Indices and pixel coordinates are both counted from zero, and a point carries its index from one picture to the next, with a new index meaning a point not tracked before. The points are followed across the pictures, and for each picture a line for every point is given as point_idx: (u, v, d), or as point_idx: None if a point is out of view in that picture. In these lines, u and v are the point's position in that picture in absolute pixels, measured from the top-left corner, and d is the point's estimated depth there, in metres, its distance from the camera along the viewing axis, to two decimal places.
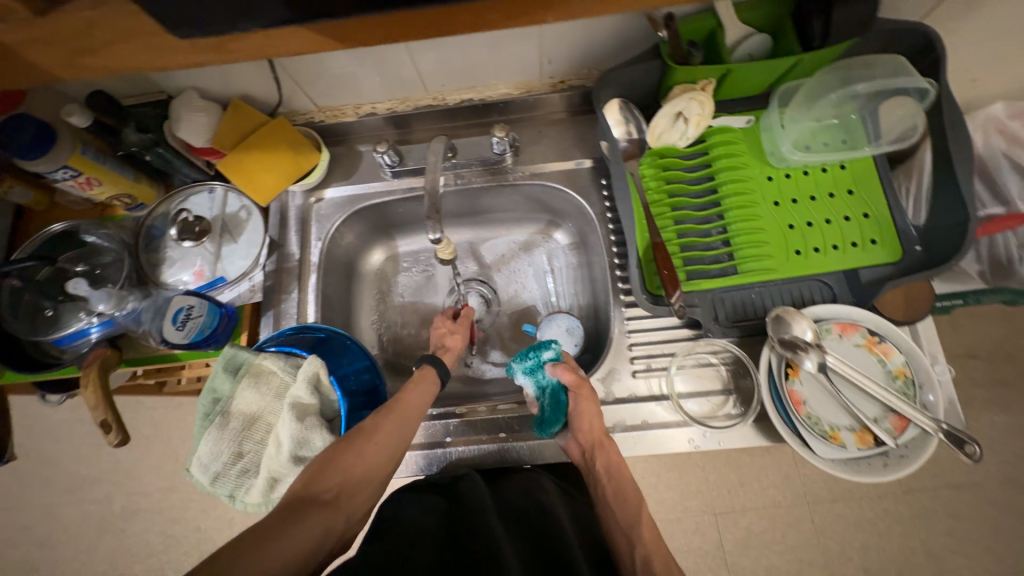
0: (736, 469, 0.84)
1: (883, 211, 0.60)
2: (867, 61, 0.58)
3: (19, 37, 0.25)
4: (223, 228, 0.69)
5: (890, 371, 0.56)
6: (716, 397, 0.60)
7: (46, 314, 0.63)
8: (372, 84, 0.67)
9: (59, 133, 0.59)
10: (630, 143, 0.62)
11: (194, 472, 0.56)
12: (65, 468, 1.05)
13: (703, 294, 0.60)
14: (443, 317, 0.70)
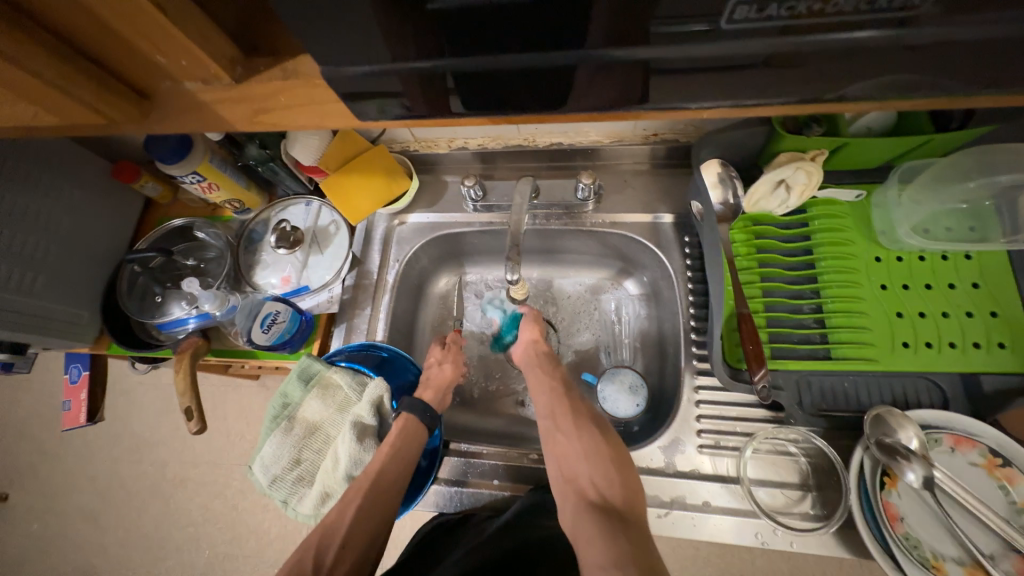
0: (789, 561, 0.78)
1: (1017, 313, 0.53)
2: (1012, 148, 0.52)
3: (222, 95, 0.34)
4: (313, 240, 0.74)
5: (1014, 502, 0.48)
6: (792, 491, 0.54)
7: (155, 300, 0.70)
8: (470, 123, 0.70)
9: (195, 144, 0.66)
10: (725, 207, 0.60)
11: (255, 471, 0.58)
12: (133, 428, 1.15)
13: (789, 374, 0.55)
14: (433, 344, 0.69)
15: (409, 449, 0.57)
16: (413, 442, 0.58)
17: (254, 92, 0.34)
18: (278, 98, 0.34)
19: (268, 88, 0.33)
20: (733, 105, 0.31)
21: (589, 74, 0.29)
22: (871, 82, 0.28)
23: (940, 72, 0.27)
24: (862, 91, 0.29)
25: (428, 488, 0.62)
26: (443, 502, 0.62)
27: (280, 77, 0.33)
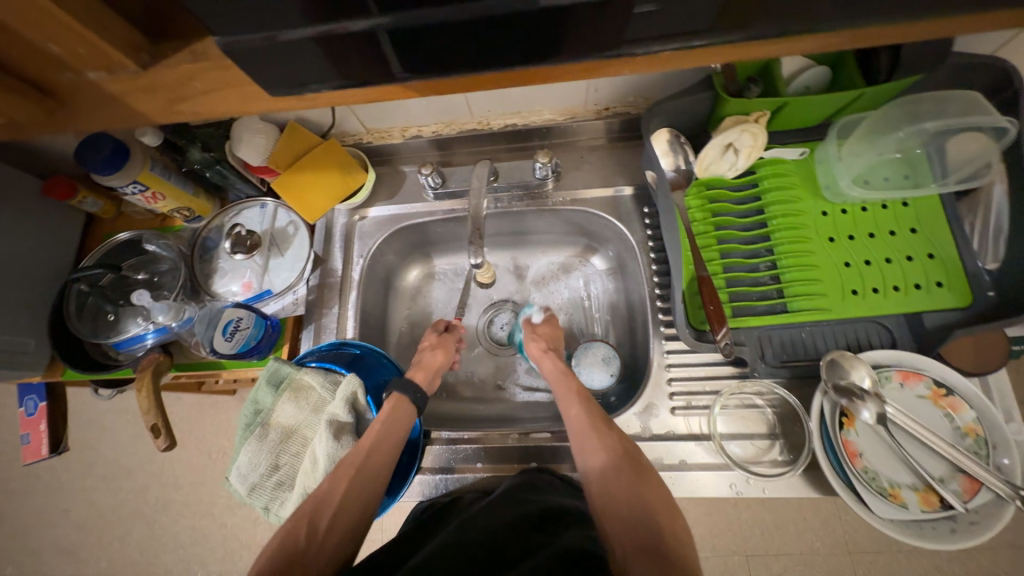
0: (771, 510, 0.82)
1: (951, 253, 0.56)
2: (935, 97, 0.55)
3: (137, 85, 0.33)
4: (272, 242, 0.72)
5: (958, 427, 0.52)
6: (761, 441, 0.57)
7: (109, 319, 0.67)
8: (421, 109, 0.69)
9: (132, 151, 0.62)
10: (677, 173, 0.61)
11: (233, 481, 0.57)
12: (105, 458, 1.10)
13: (750, 331, 0.58)
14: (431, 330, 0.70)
15: (398, 430, 0.56)
16: (405, 424, 0.57)
17: (169, 79, 0.33)
18: (193, 83, 0.33)
19: (181, 73, 0.32)
20: (669, 51, 0.32)
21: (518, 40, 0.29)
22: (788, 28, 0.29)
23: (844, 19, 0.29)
24: (764, 30, 0.31)
25: (413, 479, 0.62)
26: (429, 489, 0.63)
27: (190, 60, 0.32)
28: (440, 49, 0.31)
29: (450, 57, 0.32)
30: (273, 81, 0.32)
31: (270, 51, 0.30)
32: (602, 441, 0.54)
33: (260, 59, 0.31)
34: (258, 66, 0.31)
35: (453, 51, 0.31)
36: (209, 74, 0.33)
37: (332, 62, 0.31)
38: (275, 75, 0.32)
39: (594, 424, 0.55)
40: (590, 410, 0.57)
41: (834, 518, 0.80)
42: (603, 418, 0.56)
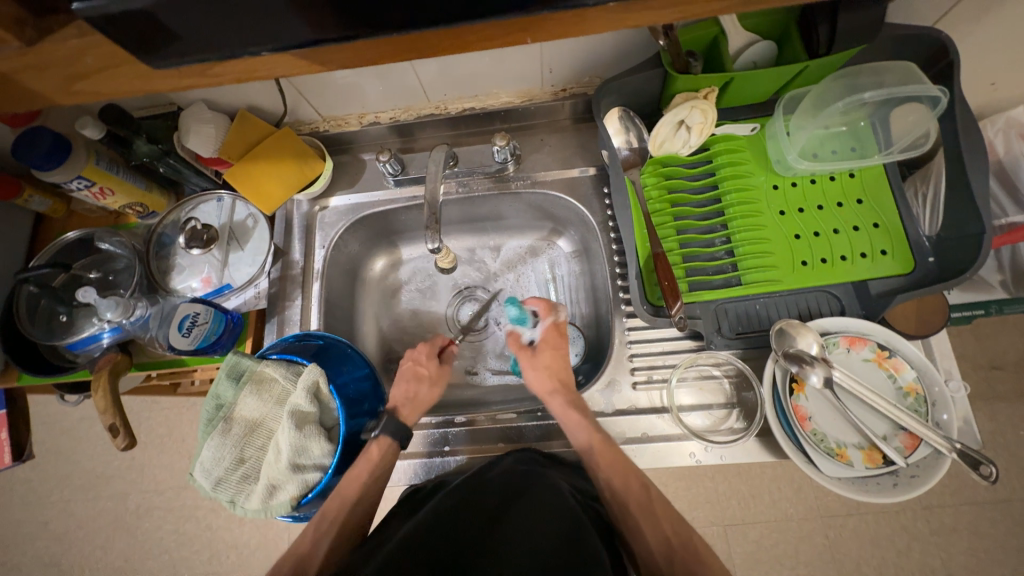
0: (746, 481, 0.85)
1: (895, 221, 0.58)
2: (874, 69, 0.56)
3: (23, 65, 0.30)
4: (230, 236, 0.71)
5: (900, 388, 0.54)
6: (719, 410, 0.59)
7: (61, 319, 0.64)
8: (377, 94, 0.68)
9: (74, 145, 0.60)
10: (630, 152, 0.62)
11: (196, 476, 0.56)
12: (82, 466, 1.09)
13: (706, 305, 0.59)
14: (427, 350, 0.68)
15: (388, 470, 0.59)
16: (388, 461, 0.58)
17: (60, 58, 0.30)
18: (86, 60, 0.31)
19: (69, 50, 0.30)
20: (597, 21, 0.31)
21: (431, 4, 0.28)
22: None
23: None
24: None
25: None
26: (400, 474, 0.63)
27: (76, 36, 0.29)
28: (350, 24, 0.29)
29: (365, 25, 0.29)
30: (169, 55, 0.30)
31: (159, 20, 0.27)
32: (648, 526, 0.50)
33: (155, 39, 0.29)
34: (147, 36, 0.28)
35: (371, 23, 0.29)
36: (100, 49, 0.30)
37: (243, 37, 0.29)
38: (170, 48, 0.29)
39: (635, 498, 0.52)
40: (626, 482, 0.52)
41: (806, 485, 0.83)
42: (643, 490, 0.52)
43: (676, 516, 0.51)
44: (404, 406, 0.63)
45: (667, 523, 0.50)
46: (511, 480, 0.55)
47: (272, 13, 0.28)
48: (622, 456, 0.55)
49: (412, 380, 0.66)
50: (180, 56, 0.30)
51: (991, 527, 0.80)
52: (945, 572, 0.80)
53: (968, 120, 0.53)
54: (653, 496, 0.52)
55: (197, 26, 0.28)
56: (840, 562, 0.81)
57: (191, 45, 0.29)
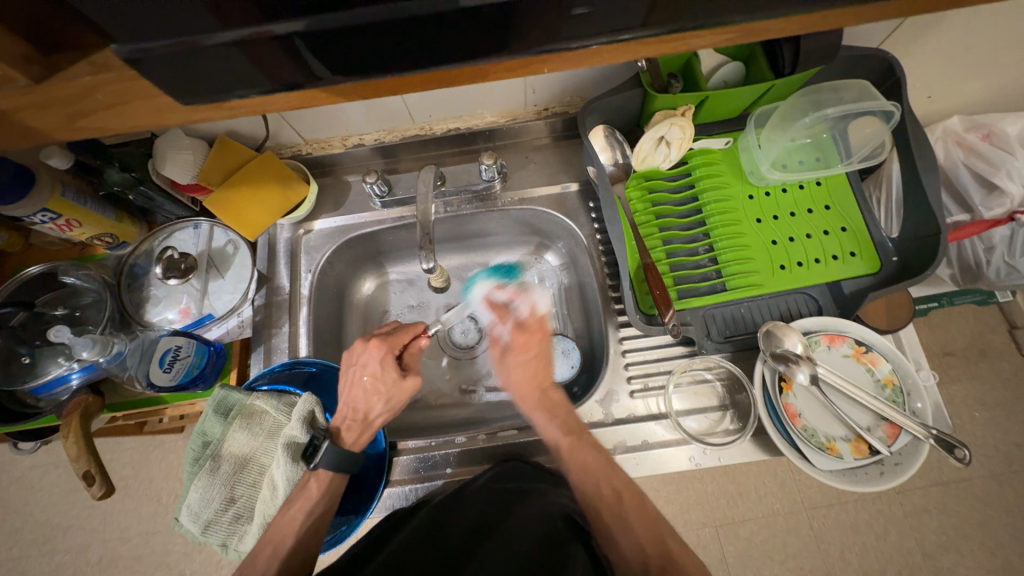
0: (734, 480, 0.87)
1: (860, 225, 0.63)
2: (834, 86, 0.61)
3: (15, 104, 0.29)
4: (209, 263, 0.68)
5: (878, 380, 0.58)
6: (713, 413, 0.61)
7: (23, 362, 0.59)
8: (361, 118, 0.68)
9: (38, 176, 0.57)
10: (617, 168, 0.64)
11: (183, 521, 0.53)
12: (34, 519, 0.99)
13: (695, 311, 0.61)
14: (384, 354, 0.56)
15: (334, 498, 0.54)
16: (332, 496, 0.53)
17: (62, 95, 0.30)
18: (95, 96, 0.30)
19: (77, 87, 0.29)
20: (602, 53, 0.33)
21: (440, 36, 0.29)
22: (704, 24, 0.30)
23: (758, 10, 0.30)
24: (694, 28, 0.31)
25: (381, 492, 0.61)
26: (399, 501, 0.62)
27: (87, 73, 0.29)
28: (361, 59, 0.29)
29: (373, 62, 0.30)
30: (179, 94, 0.30)
31: (169, 64, 0.27)
32: (622, 535, 0.49)
33: (164, 77, 0.28)
34: (155, 79, 0.28)
35: (372, 63, 0.30)
36: (110, 86, 0.30)
37: (254, 76, 0.29)
38: (178, 87, 0.29)
39: (604, 504, 0.51)
40: (596, 486, 0.52)
41: (791, 479, 0.86)
42: (614, 495, 0.52)
43: (656, 521, 0.50)
44: (349, 428, 0.55)
45: (641, 530, 0.49)
46: (489, 502, 0.53)
47: (284, 55, 0.28)
48: (589, 456, 0.54)
49: (363, 393, 0.56)
50: (186, 93, 0.30)
51: (958, 505, 0.85)
52: (921, 553, 0.84)
53: (918, 131, 0.59)
54: (624, 501, 0.51)
55: (213, 64, 0.28)
56: (826, 552, 0.84)
57: (202, 80, 0.29)
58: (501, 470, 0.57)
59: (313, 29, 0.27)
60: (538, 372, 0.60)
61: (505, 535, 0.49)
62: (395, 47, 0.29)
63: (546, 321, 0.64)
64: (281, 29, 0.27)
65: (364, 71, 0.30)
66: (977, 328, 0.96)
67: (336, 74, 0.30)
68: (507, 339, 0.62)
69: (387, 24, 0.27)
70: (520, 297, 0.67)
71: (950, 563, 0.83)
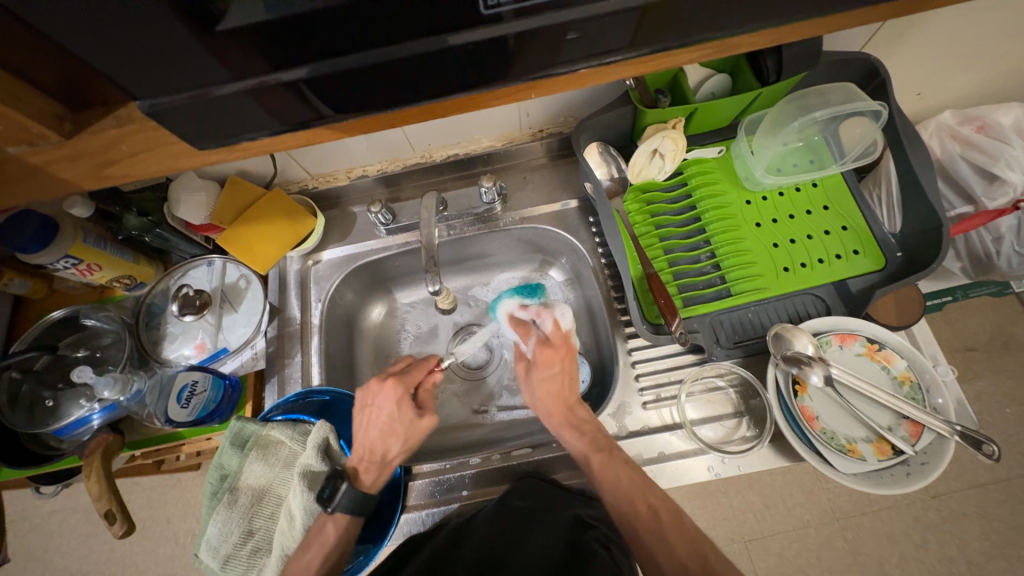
0: (759, 491, 0.85)
1: (861, 223, 0.63)
2: (820, 90, 0.63)
3: (46, 159, 0.32)
4: (223, 299, 0.70)
5: (895, 377, 0.57)
6: (729, 421, 0.60)
7: (46, 405, 0.61)
8: (363, 151, 0.71)
9: (61, 225, 0.59)
10: (613, 182, 0.66)
11: (203, 556, 0.53)
12: (55, 565, 0.99)
13: (702, 318, 0.61)
14: (402, 394, 0.58)
15: (349, 543, 0.54)
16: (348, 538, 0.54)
17: (89, 147, 0.32)
18: (121, 147, 0.33)
19: (105, 139, 0.32)
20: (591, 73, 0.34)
21: (435, 70, 0.30)
22: (687, 41, 0.32)
23: (738, 24, 0.31)
24: (676, 47, 0.32)
25: (398, 519, 0.60)
26: (416, 527, 0.61)
27: (115, 126, 0.32)
28: (363, 97, 0.31)
29: (372, 101, 0.32)
30: (195, 139, 0.32)
31: (187, 113, 0.29)
32: (662, 554, 0.50)
33: (182, 125, 0.30)
34: (173, 128, 0.30)
35: (370, 101, 0.32)
36: (136, 135, 0.32)
37: (263, 119, 0.31)
38: (195, 134, 0.31)
39: (642, 522, 0.52)
40: (632, 502, 0.52)
41: (818, 487, 0.83)
42: (653, 512, 0.52)
43: (696, 540, 0.50)
44: (366, 469, 0.56)
45: (682, 548, 0.50)
46: (505, 518, 0.52)
47: (288, 98, 0.30)
48: (623, 474, 0.53)
49: (380, 434, 0.57)
50: (202, 139, 0.32)
51: (999, 508, 0.82)
52: (964, 560, 0.80)
53: (909, 128, 0.59)
54: (662, 517, 0.52)
55: (226, 112, 0.30)
56: (863, 564, 0.81)
57: (215, 125, 0.31)
58: (515, 489, 0.57)
59: (316, 75, 0.29)
60: (563, 390, 0.60)
61: (524, 556, 0.48)
62: (392, 85, 0.31)
63: (571, 337, 0.65)
64: (287, 77, 0.29)
65: (364, 109, 0.32)
66: (996, 320, 0.94)
67: (340, 113, 0.32)
68: (535, 356, 0.64)
69: (387, 63, 0.29)
70: (545, 313, 0.68)
71: (997, 571, 0.79)
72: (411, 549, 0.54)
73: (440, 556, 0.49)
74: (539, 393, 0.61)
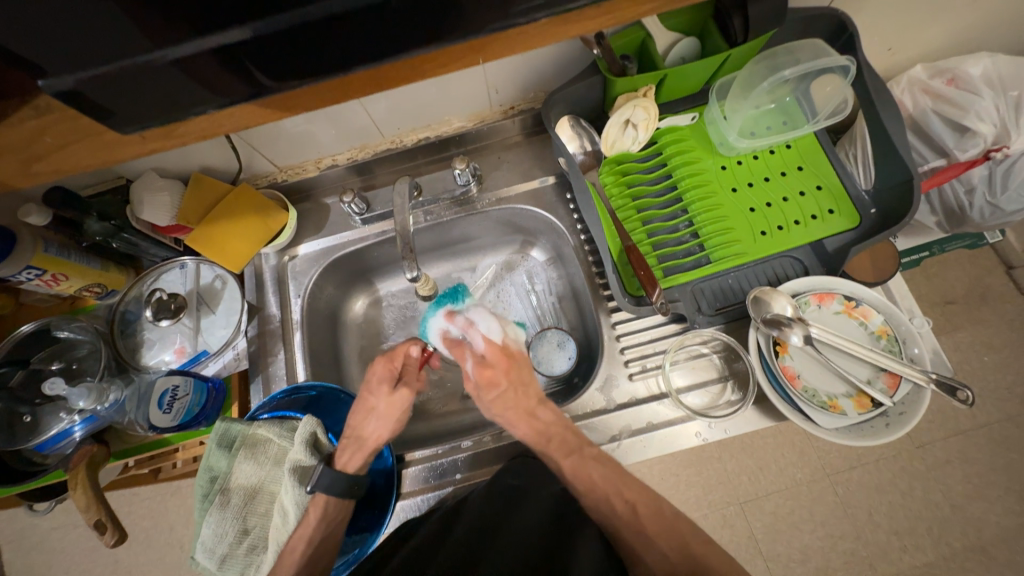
0: (752, 454, 0.87)
1: (835, 182, 0.63)
2: (789, 48, 0.62)
3: None
4: (199, 301, 0.68)
5: (872, 332, 0.58)
6: (714, 386, 0.61)
7: (24, 421, 0.59)
8: (331, 139, 0.69)
9: (18, 235, 0.57)
10: (585, 155, 0.65)
11: (199, 558, 0.53)
12: None
13: (683, 287, 0.61)
14: (381, 371, 0.58)
15: (332, 523, 0.55)
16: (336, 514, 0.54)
17: None
18: (45, 139, 0.34)
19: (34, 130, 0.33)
20: (549, 23, 0.32)
21: (379, 29, 0.29)
22: None
23: None
24: None
25: (395, 506, 0.61)
26: (412, 513, 0.61)
27: (33, 117, 0.34)
28: (307, 63, 0.30)
29: (317, 66, 0.30)
30: (135, 117, 0.30)
31: (118, 86, 0.28)
32: (645, 549, 0.48)
33: (115, 103, 0.29)
34: (108, 104, 0.29)
35: (317, 68, 0.30)
36: (56, 126, 0.34)
37: (202, 92, 0.30)
38: (133, 110, 0.30)
39: (623, 520, 0.50)
40: (610, 503, 0.51)
41: (808, 446, 0.86)
42: (629, 508, 0.51)
43: (677, 527, 0.49)
44: (344, 448, 0.56)
45: (662, 539, 0.48)
46: (496, 496, 0.53)
47: (224, 68, 0.28)
48: (595, 470, 0.53)
49: (360, 412, 0.57)
50: (143, 117, 0.30)
51: (979, 452, 0.85)
52: (949, 505, 0.83)
53: (878, 81, 0.59)
54: (641, 513, 0.50)
55: (159, 83, 0.28)
56: (854, 516, 0.83)
57: (150, 100, 0.29)
58: (507, 469, 0.58)
59: (249, 38, 0.27)
60: (518, 394, 0.57)
61: (515, 525, 0.49)
62: (337, 48, 0.29)
63: (509, 344, 0.61)
64: (216, 43, 0.27)
65: (306, 75, 0.30)
66: (972, 272, 0.96)
67: (276, 80, 0.31)
68: (474, 378, 0.59)
69: (324, 23, 0.27)
70: (472, 329, 0.64)
71: (980, 512, 0.82)
72: (408, 531, 0.55)
73: (436, 537, 0.50)
74: (498, 414, 0.57)
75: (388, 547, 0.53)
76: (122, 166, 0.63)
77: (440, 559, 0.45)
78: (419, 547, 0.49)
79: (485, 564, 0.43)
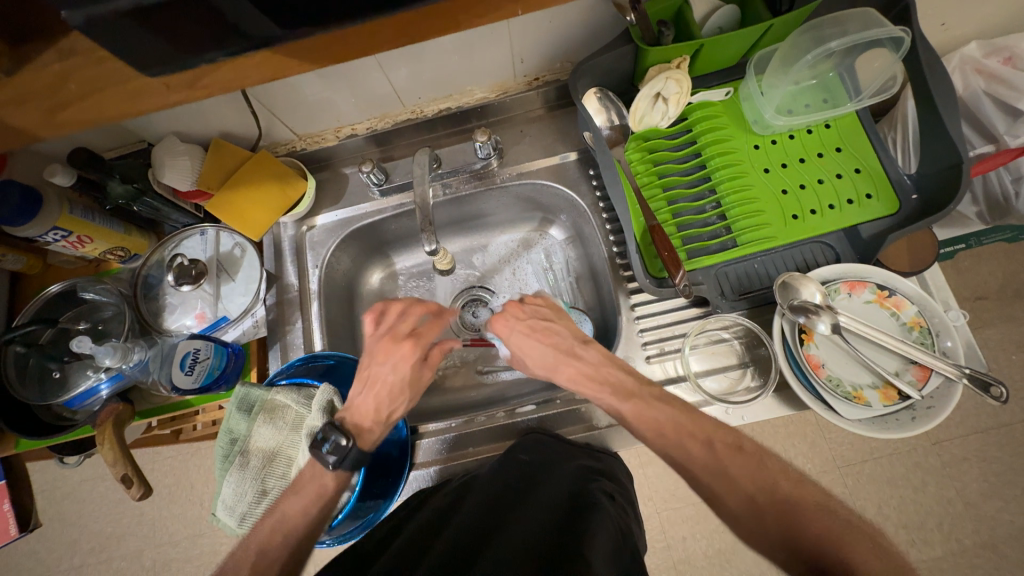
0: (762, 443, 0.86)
1: (876, 164, 0.60)
2: (837, 19, 0.57)
3: None
4: (219, 268, 0.69)
5: (904, 323, 0.56)
6: (733, 372, 0.60)
7: (54, 376, 0.61)
8: (352, 107, 0.67)
9: (44, 195, 0.57)
10: (613, 130, 0.63)
11: (220, 515, 0.55)
12: (89, 530, 1.03)
13: (706, 271, 0.60)
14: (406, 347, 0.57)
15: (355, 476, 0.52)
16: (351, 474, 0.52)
17: None
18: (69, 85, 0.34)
19: None
20: None
21: None
22: None
23: None
24: None
25: (407, 475, 0.62)
26: (425, 483, 0.63)
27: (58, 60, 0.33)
28: (323, 6, 0.28)
29: (334, 13, 0.28)
30: (149, 62, 0.29)
31: (128, 27, 0.26)
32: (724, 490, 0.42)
33: (124, 44, 0.27)
34: (119, 48, 0.27)
35: (336, 10, 0.28)
36: (83, 72, 0.33)
37: (214, 39, 0.28)
38: (142, 51, 0.28)
39: (699, 463, 0.44)
40: (684, 446, 0.45)
41: (819, 436, 0.84)
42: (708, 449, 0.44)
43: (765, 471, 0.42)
44: (372, 428, 0.55)
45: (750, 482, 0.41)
46: (509, 471, 0.54)
47: (236, 11, 0.27)
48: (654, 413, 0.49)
49: (387, 393, 0.56)
50: (158, 63, 0.29)
51: (1000, 451, 0.83)
52: (963, 502, 0.81)
53: (932, 55, 0.55)
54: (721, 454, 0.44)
55: (169, 26, 0.27)
56: (863, 507, 0.82)
57: (160, 42, 0.28)
58: (521, 445, 0.59)
59: None
60: (541, 331, 0.57)
61: (529, 499, 0.49)
62: None
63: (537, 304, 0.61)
64: None
65: (323, 19, 0.29)
66: (1011, 268, 0.91)
67: (287, 28, 0.29)
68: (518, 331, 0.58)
69: None
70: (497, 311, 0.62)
71: (994, 511, 0.81)
72: (418, 500, 0.56)
73: (449, 509, 0.51)
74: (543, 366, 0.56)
75: (401, 516, 0.54)
76: (143, 128, 0.62)
77: (450, 528, 0.46)
78: (430, 517, 0.50)
79: (498, 532, 0.44)
